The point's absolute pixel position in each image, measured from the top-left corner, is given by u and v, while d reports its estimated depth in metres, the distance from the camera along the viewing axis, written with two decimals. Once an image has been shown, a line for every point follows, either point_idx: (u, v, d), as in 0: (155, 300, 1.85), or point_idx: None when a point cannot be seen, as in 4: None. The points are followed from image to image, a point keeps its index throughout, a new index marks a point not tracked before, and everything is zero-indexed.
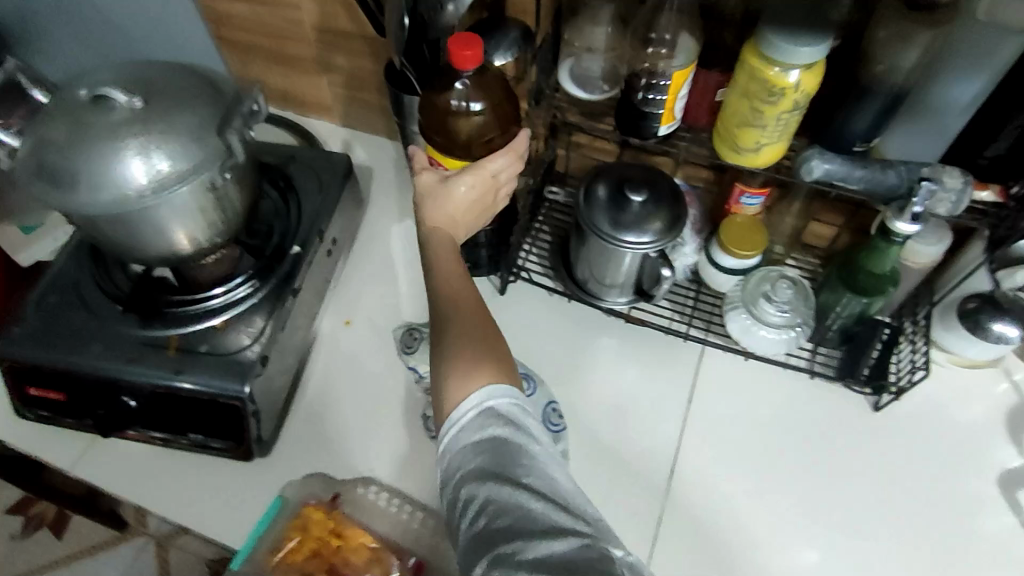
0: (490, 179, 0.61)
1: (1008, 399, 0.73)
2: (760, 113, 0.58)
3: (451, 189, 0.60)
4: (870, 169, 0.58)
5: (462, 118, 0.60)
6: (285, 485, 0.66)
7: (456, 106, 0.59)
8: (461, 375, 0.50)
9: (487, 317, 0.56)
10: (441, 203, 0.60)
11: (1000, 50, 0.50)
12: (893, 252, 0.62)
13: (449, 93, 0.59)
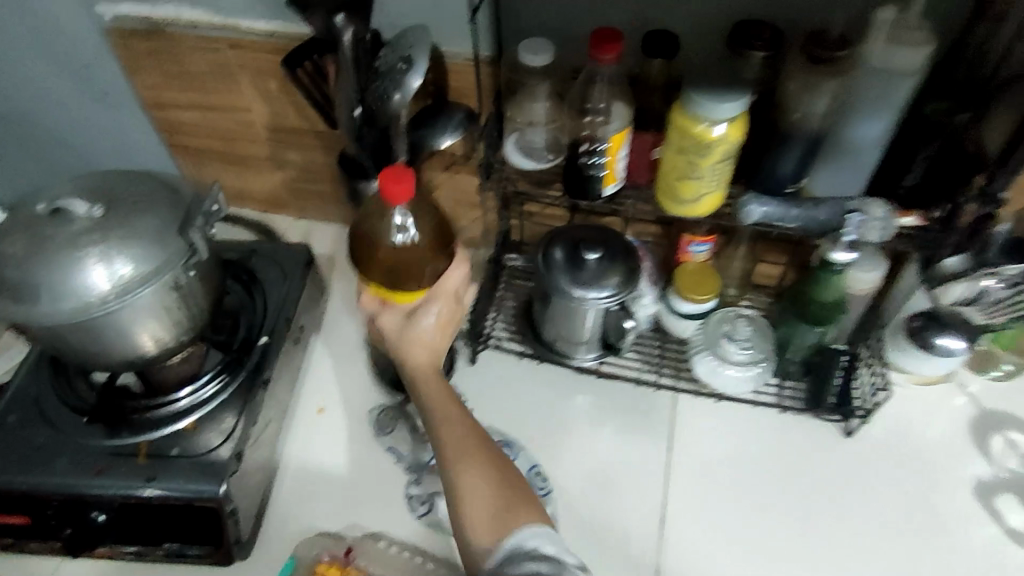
0: (455, 293, 0.62)
1: (970, 411, 0.76)
2: (695, 166, 0.62)
3: (422, 326, 0.62)
4: (804, 207, 0.62)
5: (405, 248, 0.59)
6: (296, 544, 0.67)
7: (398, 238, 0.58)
8: (493, 523, 0.55)
9: (490, 446, 0.61)
10: (415, 336, 0.62)
11: (897, 92, 0.56)
12: (834, 282, 0.66)
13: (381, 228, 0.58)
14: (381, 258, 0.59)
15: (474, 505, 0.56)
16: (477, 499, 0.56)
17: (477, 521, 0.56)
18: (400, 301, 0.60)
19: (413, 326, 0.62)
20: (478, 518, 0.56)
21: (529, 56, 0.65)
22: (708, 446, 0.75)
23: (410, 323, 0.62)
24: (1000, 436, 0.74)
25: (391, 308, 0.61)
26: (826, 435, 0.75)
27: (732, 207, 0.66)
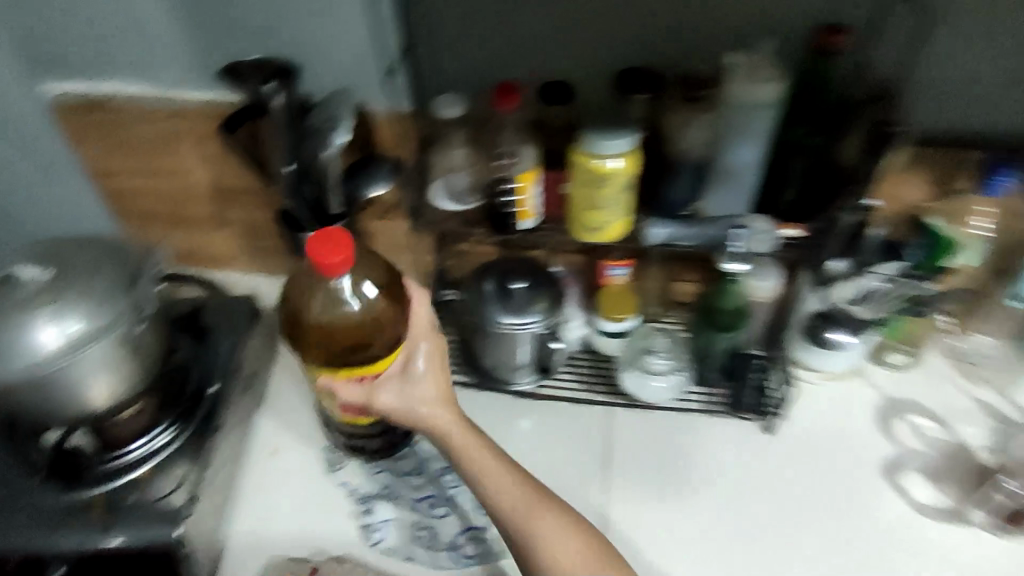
0: (430, 330, 0.68)
1: (873, 399, 0.85)
2: (597, 198, 0.68)
3: (416, 378, 0.66)
4: (699, 226, 0.70)
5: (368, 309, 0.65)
6: (265, 566, 0.71)
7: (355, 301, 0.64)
8: (558, 539, 0.61)
9: (542, 491, 0.65)
10: (416, 392, 0.65)
11: (761, 122, 0.65)
12: (732, 289, 0.74)
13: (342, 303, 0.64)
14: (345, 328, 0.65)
15: (537, 525, 0.62)
16: (538, 521, 0.62)
17: (547, 546, 0.61)
18: (381, 370, 0.64)
19: (406, 383, 0.65)
20: (545, 539, 0.61)
21: (443, 108, 0.70)
22: (648, 454, 0.80)
23: (404, 383, 0.65)
24: (902, 420, 0.83)
25: (378, 380, 0.64)
26: (748, 434, 0.81)
27: (636, 231, 0.72)
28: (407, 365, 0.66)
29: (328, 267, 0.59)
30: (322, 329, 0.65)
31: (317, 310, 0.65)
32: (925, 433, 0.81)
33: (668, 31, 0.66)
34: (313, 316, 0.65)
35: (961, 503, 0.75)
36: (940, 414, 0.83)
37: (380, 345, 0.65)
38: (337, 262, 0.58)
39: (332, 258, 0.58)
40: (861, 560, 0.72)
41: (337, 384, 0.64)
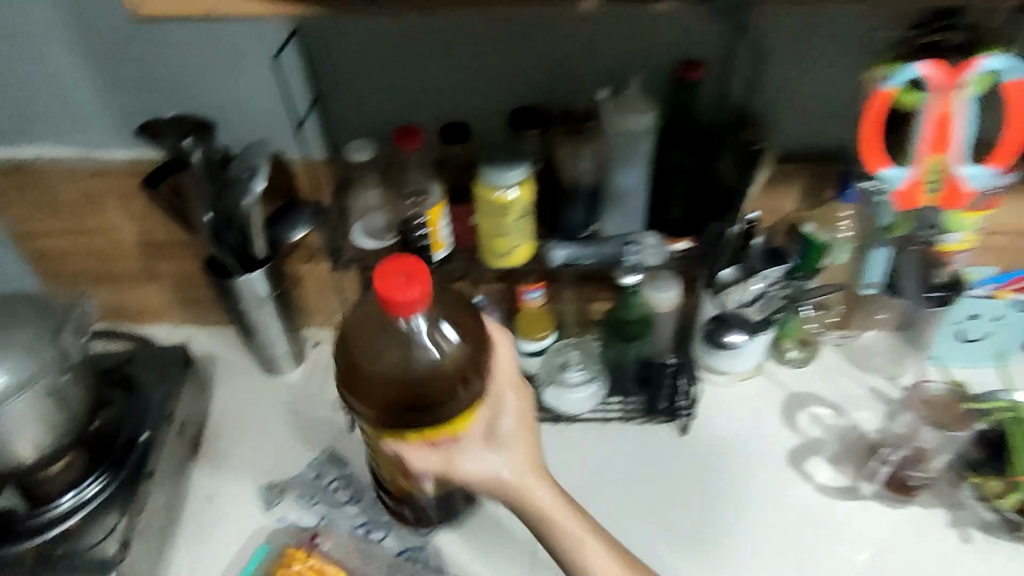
0: (517, 381, 0.67)
1: (776, 394, 0.92)
2: (500, 225, 0.74)
3: (499, 435, 0.65)
4: (597, 245, 0.77)
5: (456, 356, 0.64)
6: (270, 535, 0.79)
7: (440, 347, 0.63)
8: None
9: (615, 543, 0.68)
10: (495, 450, 0.65)
11: (640, 149, 0.73)
12: (634, 300, 0.81)
13: (427, 351, 0.63)
14: (431, 378, 0.63)
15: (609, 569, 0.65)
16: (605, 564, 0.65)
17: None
18: (462, 431, 0.63)
19: (484, 441, 0.65)
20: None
21: (354, 153, 0.76)
22: (570, 465, 0.85)
23: (485, 442, 0.65)
24: (803, 411, 0.90)
25: (457, 442, 0.63)
26: (665, 435, 0.87)
27: (540, 254, 0.78)
28: (491, 423, 0.65)
29: (394, 306, 0.57)
30: (392, 384, 0.63)
31: (391, 363, 0.63)
32: (823, 421, 0.89)
33: (551, 73, 0.74)
34: (387, 368, 0.63)
35: (856, 481, 0.82)
36: (837, 401, 0.91)
37: (462, 402, 0.63)
38: (414, 303, 0.57)
39: (407, 294, 0.56)
40: (768, 541, 0.79)
41: (411, 447, 0.62)
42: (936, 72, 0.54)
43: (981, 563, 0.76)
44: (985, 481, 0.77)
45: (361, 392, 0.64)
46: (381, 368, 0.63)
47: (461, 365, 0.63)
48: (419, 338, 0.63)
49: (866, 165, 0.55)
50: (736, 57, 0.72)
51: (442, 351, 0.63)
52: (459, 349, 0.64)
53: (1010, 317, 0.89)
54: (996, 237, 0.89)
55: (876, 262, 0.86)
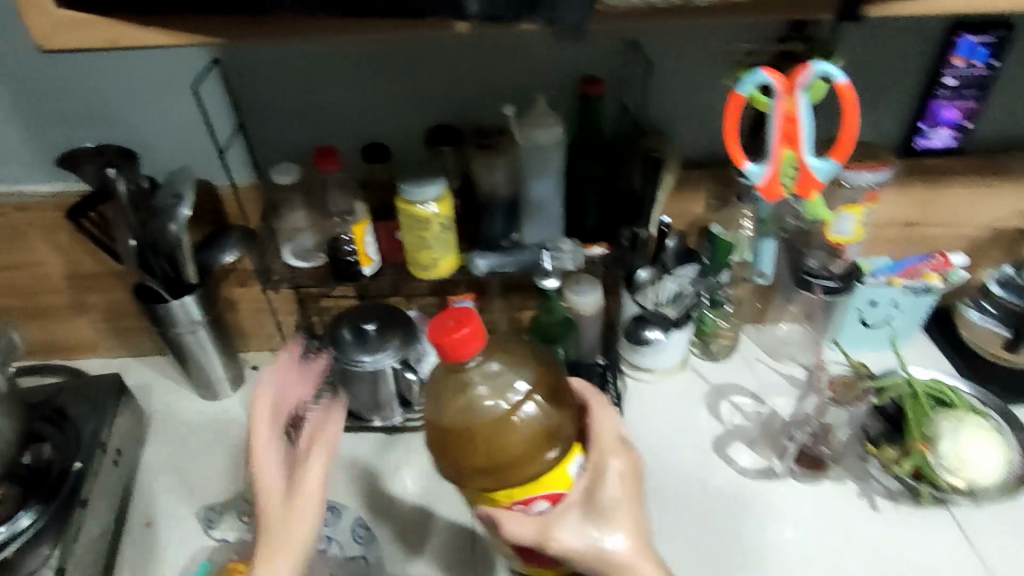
0: (615, 443, 0.63)
1: (699, 385, 0.98)
2: (423, 238, 0.78)
3: (600, 504, 0.59)
4: (517, 253, 0.81)
5: (537, 414, 0.62)
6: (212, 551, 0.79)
7: (513, 403, 0.62)
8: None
9: None
10: (601, 516, 0.59)
11: (551, 160, 0.78)
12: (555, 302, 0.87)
13: (497, 406, 0.62)
14: (506, 437, 0.61)
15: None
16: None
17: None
18: (550, 492, 0.60)
19: (582, 510, 0.60)
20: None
21: (277, 175, 0.78)
22: None
23: (584, 513, 0.60)
24: (725, 401, 0.96)
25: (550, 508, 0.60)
26: None
27: (465, 264, 0.83)
28: (593, 486, 0.61)
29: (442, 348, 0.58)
30: (474, 445, 0.61)
31: (463, 421, 0.62)
32: (744, 408, 0.94)
33: (461, 93, 0.79)
34: (457, 423, 0.62)
35: (774, 462, 0.88)
36: (757, 390, 0.97)
37: (542, 461, 0.61)
38: (471, 347, 0.58)
39: (461, 333, 0.58)
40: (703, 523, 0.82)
41: (503, 514, 0.59)
42: (779, 75, 0.47)
43: (888, 527, 0.82)
44: (882, 450, 0.84)
45: (452, 455, 0.63)
46: (465, 429, 0.61)
47: (551, 425, 0.63)
48: (502, 391, 0.62)
49: (737, 162, 0.50)
50: (631, 73, 0.79)
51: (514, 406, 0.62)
52: (544, 406, 0.63)
53: (906, 302, 0.98)
54: (885, 228, 0.98)
55: (765, 254, 0.91)
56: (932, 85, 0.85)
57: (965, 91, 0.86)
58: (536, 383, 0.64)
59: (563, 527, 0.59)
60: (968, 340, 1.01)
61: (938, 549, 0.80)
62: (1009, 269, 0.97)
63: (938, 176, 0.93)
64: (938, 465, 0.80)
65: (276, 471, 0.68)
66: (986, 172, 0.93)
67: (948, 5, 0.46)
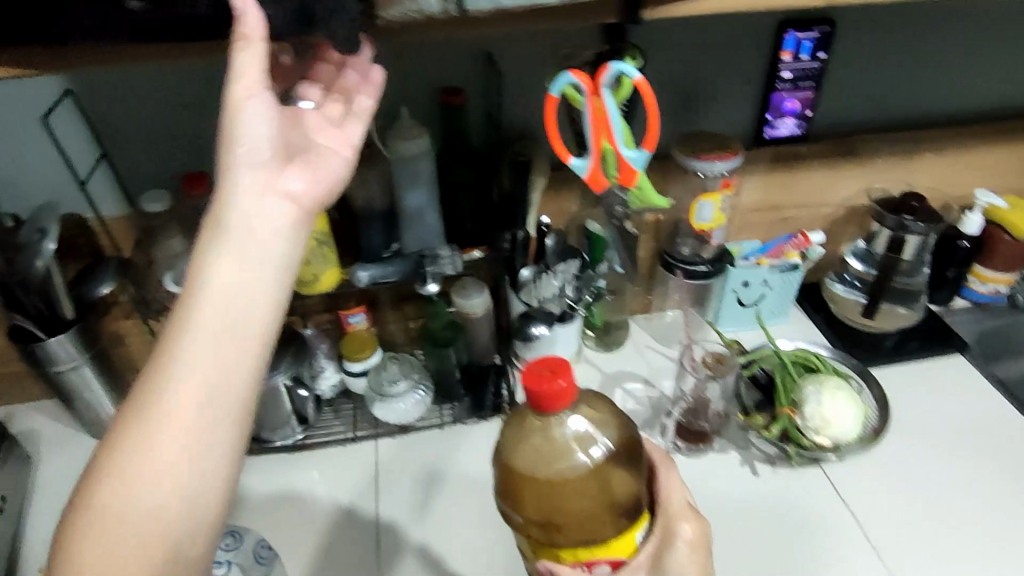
0: (689, 508, 0.59)
1: (594, 375, 1.02)
2: (301, 254, 0.79)
3: (667, 572, 0.55)
4: (397, 263, 0.83)
5: (613, 471, 0.56)
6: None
7: (590, 456, 0.55)
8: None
9: None
10: None
11: (421, 171, 0.81)
12: (441, 307, 0.93)
13: (576, 456, 0.54)
14: (582, 490, 0.54)
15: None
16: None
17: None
18: (619, 559, 0.54)
19: None
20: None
21: (147, 204, 0.79)
22: (411, 472, 0.91)
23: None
24: (619, 388, 1.00)
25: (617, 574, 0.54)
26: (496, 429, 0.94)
27: (346, 277, 0.84)
28: (662, 545, 0.56)
29: (540, 387, 0.52)
30: (541, 495, 0.54)
31: (535, 466, 0.54)
32: (636, 393, 0.99)
33: None
34: (530, 469, 0.55)
35: (661, 440, 0.92)
36: (647, 375, 1.02)
37: (615, 526, 0.54)
38: (562, 399, 0.52)
39: (554, 384, 0.52)
40: None
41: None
42: (585, 75, 0.51)
43: (767, 489, 0.88)
44: (753, 418, 0.91)
45: (514, 499, 0.55)
46: (540, 477, 0.54)
47: (627, 485, 0.56)
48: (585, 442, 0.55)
49: (563, 159, 0.53)
50: (486, 80, 0.83)
51: (590, 457, 0.55)
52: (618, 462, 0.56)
53: (775, 280, 1.04)
54: (751, 213, 1.05)
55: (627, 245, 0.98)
56: (771, 80, 0.93)
57: (803, 82, 0.94)
58: (615, 435, 0.57)
59: None
60: (839, 315, 1.09)
61: (813, 504, 0.86)
62: (862, 242, 1.08)
63: (790, 161, 1.00)
64: (804, 427, 0.87)
65: (259, 124, 0.57)
66: (833, 155, 1.01)
67: (710, 5, 0.53)
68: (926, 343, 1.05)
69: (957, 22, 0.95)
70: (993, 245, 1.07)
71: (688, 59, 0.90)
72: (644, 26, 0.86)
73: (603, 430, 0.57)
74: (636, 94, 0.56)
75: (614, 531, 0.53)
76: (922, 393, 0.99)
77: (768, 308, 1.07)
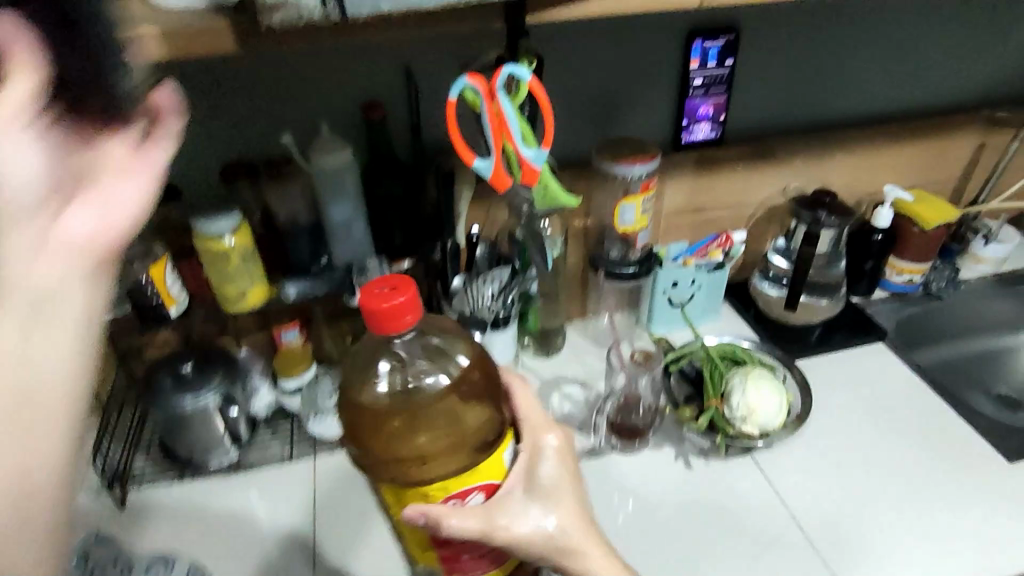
0: (548, 422, 0.60)
1: (532, 380, 1.03)
2: (226, 271, 0.79)
3: (539, 485, 0.56)
4: (322, 276, 0.84)
5: (466, 403, 0.56)
6: None
7: (434, 383, 0.55)
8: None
9: None
10: (541, 501, 0.56)
11: (346, 184, 0.81)
12: None
13: (421, 385, 0.55)
14: (430, 422, 0.55)
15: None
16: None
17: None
18: (488, 482, 0.52)
19: (524, 495, 0.55)
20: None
21: None
22: (349, 487, 0.91)
23: (525, 495, 0.55)
24: (556, 391, 1.01)
25: (489, 499, 0.53)
26: None
27: (274, 293, 0.84)
28: (532, 465, 0.57)
29: (379, 312, 0.49)
30: (391, 432, 0.54)
31: (381, 403, 0.55)
32: (574, 396, 1.01)
33: (243, 124, 0.82)
34: (379, 408, 0.55)
35: (595, 438, 0.95)
36: (583, 378, 1.04)
37: (475, 448, 0.54)
38: (404, 316, 0.50)
39: (391, 302, 0.49)
40: None
41: (442, 512, 0.50)
42: (480, 79, 0.53)
43: (700, 482, 0.90)
44: (682, 411, 0.94)
45: (369, 444, 0.55)
46: (389, 414, 0.55)
47: (483, 416, 0.56)
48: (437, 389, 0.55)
49: (466, 161, 0.54)
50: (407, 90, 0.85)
51: (441, 383, 0.55)
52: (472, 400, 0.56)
53: (703, 279, 1.08)
54: (676, 215, 1.08)
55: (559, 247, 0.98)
56: (684, 87, 0.98)
57: (714, 89, 0.99)
58: (466, 358, 0.58)
59: (496, 519, 0.52)
60: (765, 310, 1.14)
61: (743, 491, 0.89)
62: (782, 239, 1.12)
63: (709, 164, 1.04)
64: (732, 418, 0.90)
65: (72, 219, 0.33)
66: (749, 156, 1.06)
67: (601, 10, 0.50)
68: (848, 334, 1.10)
69: (853, 25, 1.01)
70: (905, 238, 1.14)
71: (603, 66, 0.93)
72: (556, 36, 0.89)
73: (450, 359, 0.57)
74: (531, 98, 0.59)
75: (475, 450, 0.53)
76: (846, 380, 1.04)
77: (698, 306, 1.11)
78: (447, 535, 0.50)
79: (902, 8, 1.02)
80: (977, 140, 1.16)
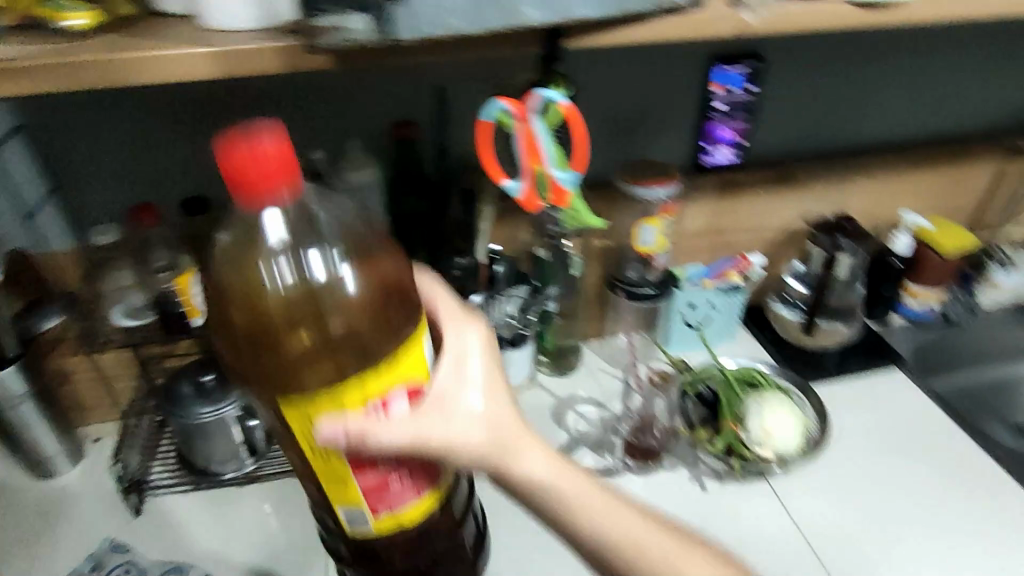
0: (462, 313, 0.59)
1: (546, 398, 1.04)
2: None
3: (467, 378, 0.56)
4: None
5: (368, 289, 0.51)
6: None
7: (332, 274, 0.50)
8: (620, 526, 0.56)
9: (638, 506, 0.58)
10: (469, 400, 0.55)
11: (370, 201, 0.82)
12: None
13: (316, 278, 0.50)
14: (332, 320, 0.50)
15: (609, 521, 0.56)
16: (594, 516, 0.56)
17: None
18: (407, 380, 0.50)
19: (446, 390, 0.54)
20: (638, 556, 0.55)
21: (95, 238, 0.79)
22: None
23: (449, 392, 0.54)
24: (571, 411, 1.02)
25: (411, 401, 0.50)
26: None
27: None
28: (457, 365, 0.56)
29: (237, 168, 0.45)
30: (291, 344, 0.50)
31: (275, 309, 0.50)
32: (588, 415, 1.01)
33: None
34: (274, 312, 0.50)
35: (611, 458, 0.94)
36: (598, 398, 1.04)
37: (389, 343, 0.49)
38: (273, 174, 0.46)
39: (262, 163, 0.45)
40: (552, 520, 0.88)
41: (362, 422, 0.47)
42: (517, 102, 0.54)
43: (712, 504, 0.90)
44: (698, 432, 0.94)
45: (270, 359, 0.50)
46: (286, 322, 0.50)
47: (393, 308, 0.51)
48: (334, 287, 0.50)
49: (497, 181, 0.56)
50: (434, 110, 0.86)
51: (338, 271, 0.50)
52: (379, 300, 0.51)
53: (721, 302, 1.08)
54: (694, 237, 1.08)
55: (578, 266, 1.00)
56: (705, 110, 0.98)
57: (735, 113, 0.99)
58: (357, 244, 0.52)
59: (419, 419, 0.51)
60: (781, 334, 1.14)
61: (756, 514, 0.88)
62: (800, 263, 1.12)
63: (728, 186, 1.05)
64: (747, 440, 0.91)
65: None
66: (769, 180, 1.07)
67: (638, 36, 0.51)
68: (864, 359, 1.10)
69: (874, 53, 1.02)
70: (922, 263, 1.13)
71: (626, 89, 0.95)
72: (581, 58, 0.90)
73: (345, 247, 0.51)
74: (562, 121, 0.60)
75: (390, 348, 0.49)
76: (861, 405, 1.03)
77: (714, 330, 1.11)
78: (367, 447, 0.48)
79: (923, 38, 1.03)
80: (997, 168, 1.16)
